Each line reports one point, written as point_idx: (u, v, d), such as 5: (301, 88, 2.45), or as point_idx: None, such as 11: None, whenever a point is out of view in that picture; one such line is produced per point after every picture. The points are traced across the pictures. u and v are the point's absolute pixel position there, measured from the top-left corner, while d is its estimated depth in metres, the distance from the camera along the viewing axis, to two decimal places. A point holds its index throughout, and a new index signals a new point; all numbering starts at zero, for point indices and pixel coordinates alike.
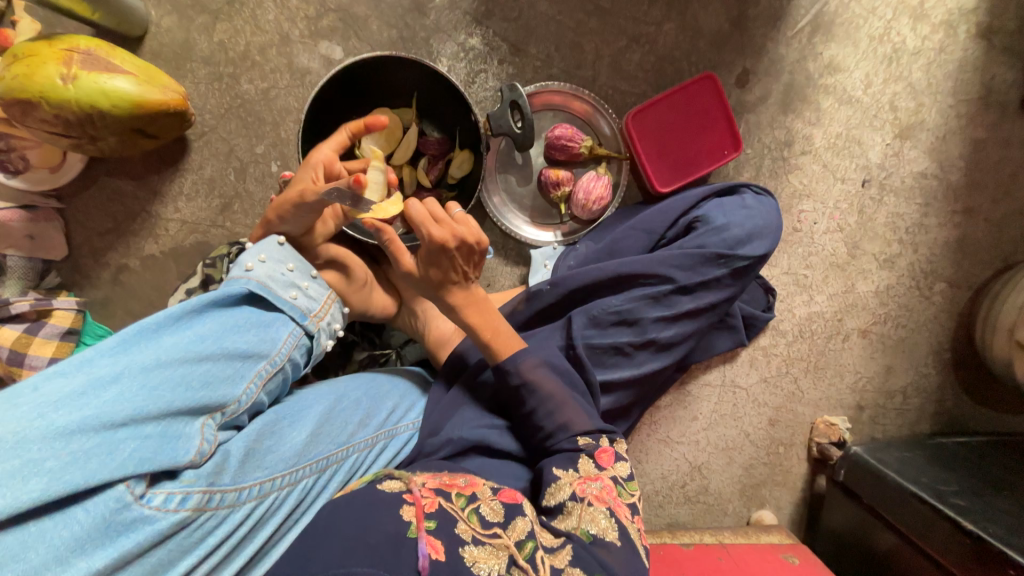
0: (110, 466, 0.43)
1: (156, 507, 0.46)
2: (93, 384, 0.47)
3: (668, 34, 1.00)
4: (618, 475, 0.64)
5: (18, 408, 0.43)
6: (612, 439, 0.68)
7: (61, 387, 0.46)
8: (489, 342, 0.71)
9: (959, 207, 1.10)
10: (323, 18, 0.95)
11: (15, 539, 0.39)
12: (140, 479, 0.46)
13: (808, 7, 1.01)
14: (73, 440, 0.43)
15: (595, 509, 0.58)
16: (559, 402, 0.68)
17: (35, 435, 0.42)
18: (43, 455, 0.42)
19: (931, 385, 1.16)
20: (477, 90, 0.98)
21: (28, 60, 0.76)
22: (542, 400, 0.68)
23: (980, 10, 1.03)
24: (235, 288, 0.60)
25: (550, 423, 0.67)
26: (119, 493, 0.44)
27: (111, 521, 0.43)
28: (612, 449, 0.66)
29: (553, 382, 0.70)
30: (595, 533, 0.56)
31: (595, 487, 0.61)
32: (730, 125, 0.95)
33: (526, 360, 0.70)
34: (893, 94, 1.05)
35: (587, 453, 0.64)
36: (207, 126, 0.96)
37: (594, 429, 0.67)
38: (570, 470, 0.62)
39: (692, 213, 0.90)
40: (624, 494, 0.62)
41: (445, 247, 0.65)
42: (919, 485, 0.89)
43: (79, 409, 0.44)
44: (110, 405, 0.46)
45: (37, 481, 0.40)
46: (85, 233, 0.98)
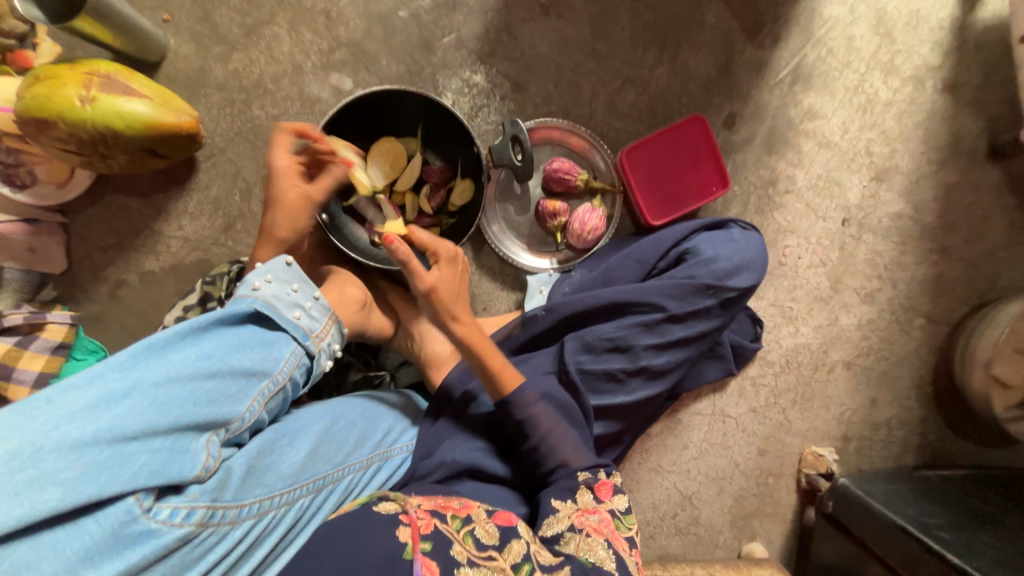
0: (120, 479, 0.46)
1: (162, 521, 0.47)
2: (105, 397, 0.48)
3: (660, 78, 1.06)
4: (616, 508, 0.64)
5: (35, 419, 0.45)
6: (608, 472, 0.70)
7: (75, 400, 0.47)
8: (499, 373, 0.74)
9: (933, 246, 1.16)
10: (336, 52, 1.00)
11: (28, 546, 0.42)
12: (149, 493, 0.47)
13: (789, 58, 1.08)
14: (87, 452, 0.45)
15: (592, 539, 0.59)
16: (558, 441, 0.70)
17: (51, 446, 0.44)
18: (58, 466, 0.44)
19: (914, 418, 1.18)
20: (480, 123, 1.03)
21: (49, 81, 0.79)
22: (542, 438, 0.70)
23: (945, 67, 1.12)
24: (241, 306, 0.61)
25: (549, 459, 0.69)
26: (128, 506, 0.46)
27: (118, 534, 0.45)
28: (610, 482, 0.67)
29: (552, 420, 0.72)
30: (593, 562, 0.56)
31: (592, 519, 0.62)
32: (718, 164, 1.01)
33: (526, 397, 0.71)
34: (869, 139, 1.12)
35: (586, 484, 0.66)
36: (216, 148, 0.99)
37: (591, 464, 0.69)
38: (569, 501, 0.64)
39: (682, 245, 0.94)
40: (622, 527, 0.62)
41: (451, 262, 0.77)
42: (905, 518, 0.90)
43: (93, 422, 0.47)
44: (122, 419, 0.48)
45: (52, 491, 0.43)
46: (86, 248, 0.99)
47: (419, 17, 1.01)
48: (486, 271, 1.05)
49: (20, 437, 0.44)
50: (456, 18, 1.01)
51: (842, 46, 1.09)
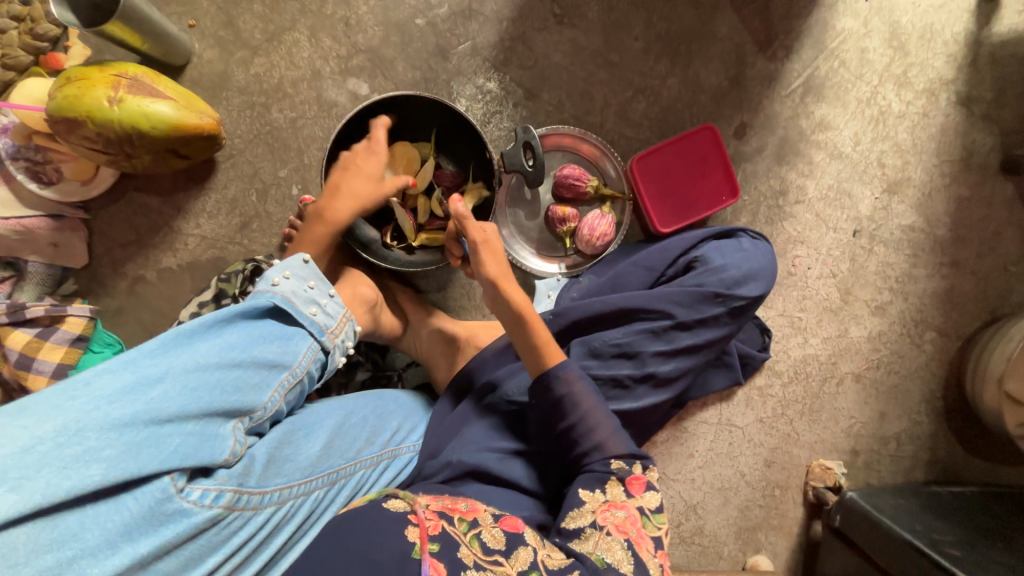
0: (158, 458, 0.47)
1: (193, 501, 0.49)
2: (142, 381, 0.50)
3: (671, 87, 1.08)
4: (647, 506, 0.63)
5: (76, 400, 0.47)
6: (645, 466, 0.67)
7: (113, 382, 0.49)
8: (547, 341, 0.73)
9: (946, 260, 1.15)
10: (353, 58, 1.02)
11: (75, 517, 0.43)
12: (182, 473, 0.49)
13: (801, 70, 1.09)
14: (126, 431, 0.47)
15: (613, 538, 0.60)
16: (598, 422, 0.67)
17: (93, 425, 0.46)
18: (101, 444, 0.46)
19: (924, 433, 1.17)
20: (492, 129, 1.05)
21: (79, 83, 0.82)
22: (582, 417, 0.67)
23: (959, 80, 1.12)
24: (262, 300, 0.63)
25: (585, 441, 0.67)
26: (164, 484, 0.47)
27: (155, 511, 0.46)
28: (644, 478, 0.65)
29: (592, 400, 0.68)
30: (608, 562, 0.58)
31: (617, 515, 0.62)
32: (728, 173, 1.01)
33: (567, 375, 0.69)
34: (881, 151, 1.12)
35: (616, 477, 0.64)
36: (235, 149, 1.02)
37: (627, 453, 0.66)
38: (597, 492, 0.63)
39: (691, 253, 0.95)
40: (647, 526, 0.62)
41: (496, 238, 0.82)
42: (913, 534, 0.89)
43: (131, 404, 0.49)
44: (157, 403, 0.50)
45: (97, 466, 0.45)
46: (107, 244, 1.02)
47: (435, 24, 1.03)
48: None
49: (65, 415, 0.46)
50: (472, 26, 1.03)
51: (854, 58, 1.09)
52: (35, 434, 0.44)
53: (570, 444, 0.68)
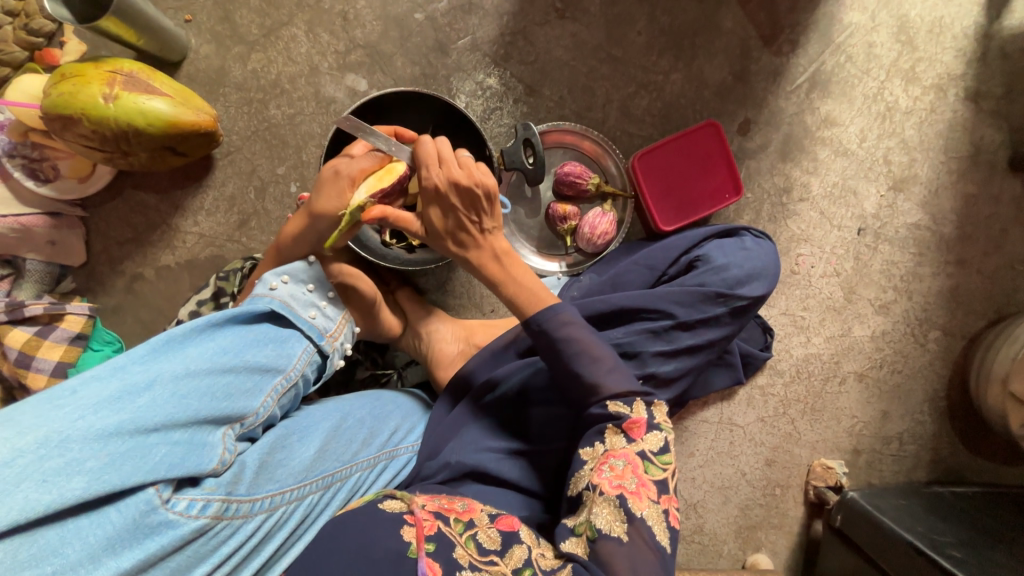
0: (143, 469, 0.46)
1: (179, 512, 0.48)
2: (128, 389, 0.50)
3: (674, 83, 1.06)
4: (647, 450, 0.63)
5: (61, 409, 0.46)
6: (648, 403, 0.67)
7: (99, 392, 0.49)
8: (510, 295, 0.73)
9: (952, 258, 1.13)
10: (352, 53, 1.01)
11: (56, 533, 0.42)
12: (168, 484, 0.48)
13: (806, 65, 1.07)
14: (110, 442, 0.46)
15: (605, 497, 0.59)
16: (596, 361, 0.67)
17: (77, 436, 0.45)
18: (84, 455, 0.45)
19: (926, 433, 1.16)
20: (492, 126, 1.04)
21: (74, 79, 0.81)
22: (578, 357, 0.68)
23: (968, 76, 1.10)
24: (259, 305, 0.64)
25: (584, 380, 0.67)
26: (148, 496, 0.46)
27: (139, 524, 0.45)
28: (643, 420, 0.64)
29: (589, 341, 0.68)
30: (601, 528, 0.58)
31: (615, 467, 0.61)
32: (731, 171, 1.00)
33: (561, 318, 0.69)
34: (887, 148, 1.10)
35: (615, 425, 0.64)
36: (233, 146, 1.01)
37: (628, 393, 0.66)
38: (597, 446, 0.64)
39: (692, 252, 0.93)
40: (650, 470, 0.62)
41: (438, 192, 0.70)
42: (915, 535, 0.88)
43: (116, 413, 0.48)
44: (144, 411, 0.49)
45: (79, 479, 0.43)
46: (104, 241, 1.01)
47: (434, 19, 1.01)
48: None
49: (48, 426, 0.45)
50: (471, 20, 1.02)
51: (861, 53, 1.07)
52: (16, 446, 0.43)
53: (571, 384, 0.68)
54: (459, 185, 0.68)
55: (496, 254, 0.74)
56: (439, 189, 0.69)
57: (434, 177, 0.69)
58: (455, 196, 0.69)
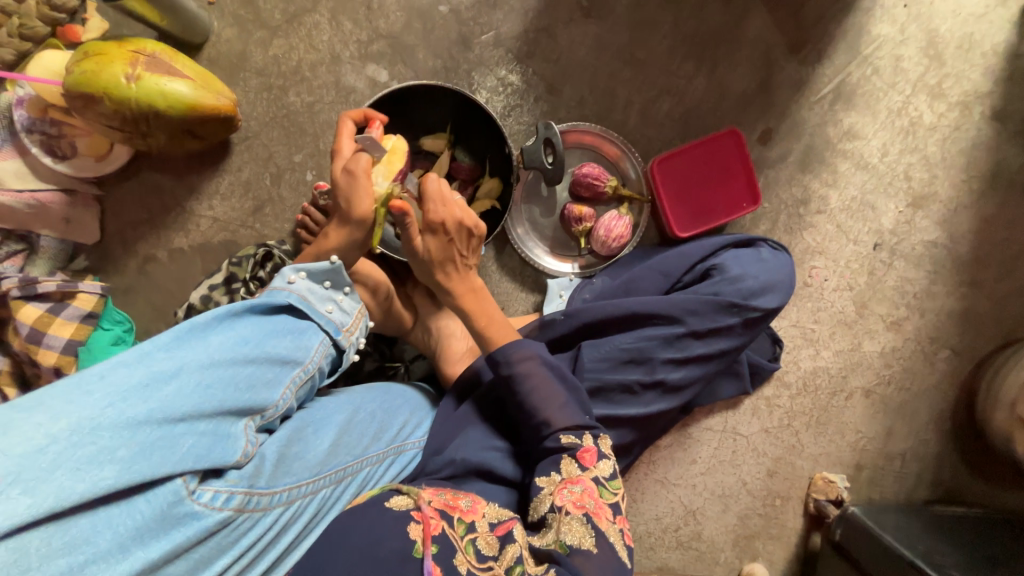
0: (171, 460, 0.47)
1: (204, 503, 0.48)
2: (155, 378, 0.50)
3: (697, 88, 1.05)
4: (600, 474, 0.64)
5: (91, 396, 0.46)
6: (596, 435, 0.67)
7: (127, 379, 0.48)
8: (483, 329, 0.75)
9: (966, 278, 1.12)
10: (374, 43, 1.00)
11: (87, 522, 0.42)
12: (194, 475, 0.48)
13: (832, 76, 1.06)
14: (139, 431, 0.46)
15: (572, 517, 0.59)
16: (547, 397, 0.67)
17: (107, 424, 0.45)
18: (114, 444, 0.45)
19: (930, 452, 1.16)
20: (512, 123, 1.03)
21: (97, 57, 0.81)
22: (530, 393, 0.68)
23: (995, 95, 1.08)
24: (277, 298, 0.64)
25: (536, 415, 0.67)
26: (176, 487, 0.47)
27: (166, 515, 0.46)
28: (595, 447, 0.66)
29: (544, 377, 0.68)
30: (572, 543, 0.57)
31: (575, 491, 0.61)
32: (750, 180, 0.99)
33: (517, 353, 0.69)
34: (908, 164, 1.09)
35: (569, 454, 0.65)
36: (251, 131, 1.00)
37: (578, 426, 0.67)
38: (553, 475, 0.63)
39: (708, 260, 0.93)
40: (605, 494, 0.63)
41: (444, 229, 0.72)
42: (915, 553, 0.88)
43: (145, 402, 0.48)
44: (171, 401, 0.49)
45: (110, 468, 0.43)
46: (119, 221, 1.01)
47: (459, 12, 1.00)
48: (507, 271, 1.05)
49: (79, 414, 0.45)
50: (496, 15, 1.01)
51: (888, 66, 1.06)
52: (49, 433, 0.43)
53: (524, 418, 0.69)
54: (463, 225, 0.73)
55: (472, 288, 0.77)
56: (446, 226, 0.72)
57: (443, 214, 0.72)
58: (457, 233, 0.74)
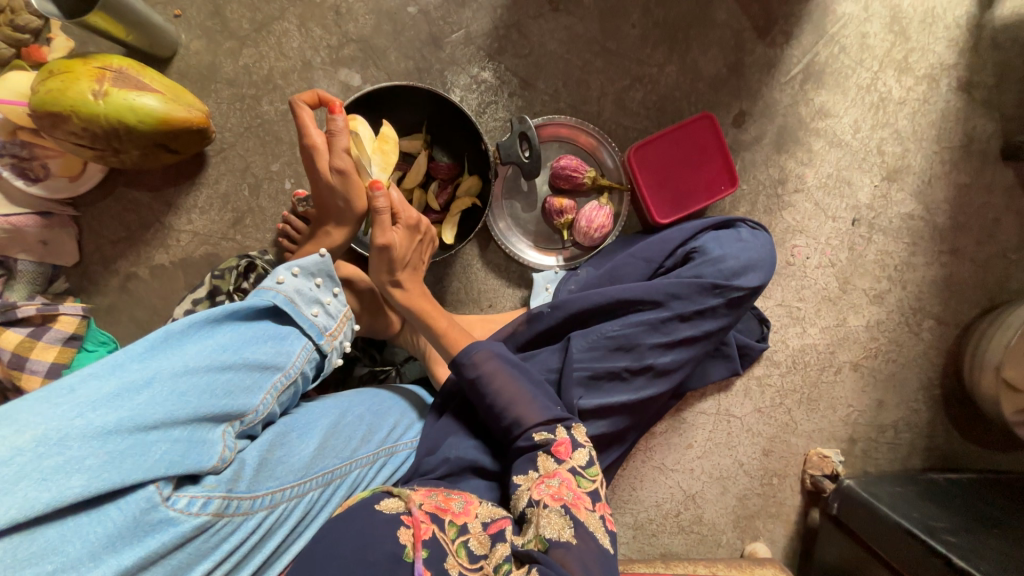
0: (143, 467, 0.46)
1: (179, 509, 0.48)
2: (126, 388, 0.49)
3: (669, 75, 1.06)
4: (576, 465, 0.64)
5: (59, 407, 0.46)
6: (568, 426, 0.68)
7: (98, 389, 0.48)
8: (444, 330, 0.77)
9: (945, 247, 1.14)
10: (344, 48, 1.00)
11: (55, 531, 0.42)
12: (168, 481, 0.48)
13: (800, 56, 1.07)
14: (109, 440, 0.46)
15: (550, 509, 0.58)
16: (514, 396, 0.68)
17: (75, 433, 0.45)
18: (83, 453, 0.44)
19: (922, 421, 1.17)
20: (487, 120, 1.03)
21: (63, 76, 0.80)
22: (497, 394, 0.69)
23: (960, 66, 1.10)
24: (263, 299, 0.63)
25: (505, 416, 0.68)
26: (148, 493, 0.46)
27: (140, 521, 0.45)
28: (568, 440, 0.65)
29: (505, 376, 0.70)
30: (552, 537, 0.56)
31: (552, 484, 0.61)
32: (726, 163, 1.00)
33: (473, 357, 0.70)
34: (881, 139, 1.10)
35: (543, 451, 0.65)
36: (226, 143, 1.00)
37: (548, 420, 0.67)
38: (530, 472, 0.63)
39: (689, 244, 0.94)
40: (583, 483, 0.62)
41: (417, 228, 0.78)
42: (911, 521, 0.89)
43: (114, 411, 0.47)
44: (142, 409, 0.49)
45: (78, 478, 0.43)
46: (97, 241, 1.00)
47: (427, 13, 1.00)
48: (492, 267, 1.05)
49: (45, 425, 0.44)
50: (465, 14, 1.01)
51: (855, 44, 1.08)
52: (14, 444, 0.42)
53: (496, 421, 0.69)
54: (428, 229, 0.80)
55: (424, 292, 0.80)
56: (419, 226, 0.78)
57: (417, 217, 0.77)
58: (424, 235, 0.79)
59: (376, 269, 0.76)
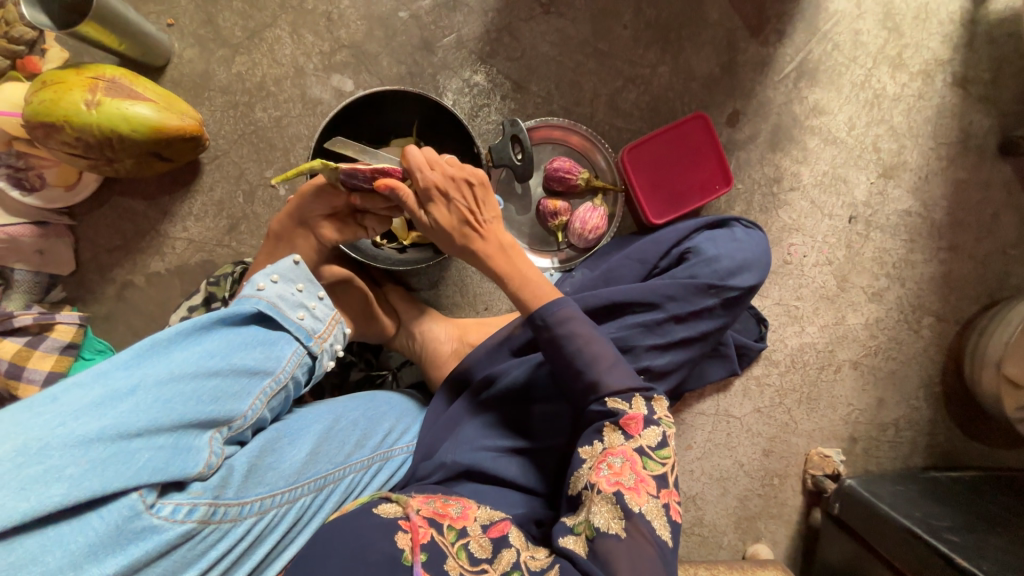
0: (125, 475, 0.47)
1: (164, 517, 0.48)
2: (110, 396, 0.50)
3: (662, 76, 1.06)
4: (645, 445, 0.63)
5: (41, 416, 0.47)
6: (648, 399, 0.67)
7: (81, 398, 0.49)
8: (517, 292, 0.70)
9: (943, 244, 1.13)
10: (337, 54, 1.00)
11: (35, 541, 0.43)
12: (152, 489, 0.48)
13: (793, 54, 1.07)
14: (92, 448, 0.47)
15: (603, 495, 0.59)
16: (597, 356, 0.67)
17: (57, 443, 0.46)
18: (64, 462, 0.45)
19: (923, 419, 1.16)
20: (480, 123, 1.03)
21: (56, 86, 0.81)
22: (579, 353, 0.67)
23: (955, 61, 1.10)
24: (246, 306, 0.63)
25: (585, 376, 0.67)
26: (131, 501, 0.46)
27: (122, 530, 0.46)
28: (640, 416, 0.64)
29: (590, 336, 0.68)
30: (600, 526, 0.58)
31: (614, 464, 0.61)
32: (721, 162, 1.00)
33: (563, 312, 0.68)
34: (876, 135, 1.10)
35: (613, 422, 0.64)
36: (220, 150, 1.00)
37: (626, 390, 0.66)
38: (596, 444, 0.64)
39: (683, 244, 0.93)
40: (649, 465, 0.62)
41: (434, 191, 0.70)
42: (913, 520, 0.89)
43: (97, 420, 0.48)
44: (125, 417, 0.49)
45: (58, 486, 0.44)
46: (93, 249, 1.01)
47: (419, 17, 1.01)
48: None
49: (26, 435, 0.45)
50: (456, 18, 1.01)
51: (848, 41, 1.07)
52: None
53: (572, 381, 0.68)
54: (456, 179, 0.70)
55: (503, 246, 0.73)
56: (438, 189, 0.70)
57: (431, 179, 0.69)
58: (451, 193, 0.70)
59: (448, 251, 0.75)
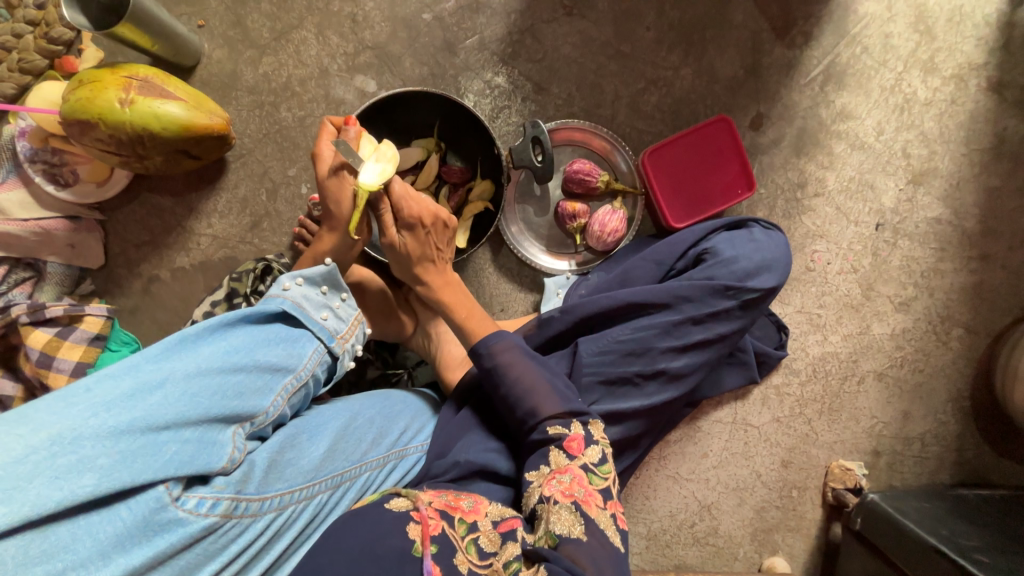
0: (154, 466, 0.47)
1: (189, 509, 0.49)
2: (140, 388, 0.51)
3: (684, 78, 1.04)
4: (589, 462, 0.62)
5: (74, 407, 0.48)
6: (585, 423, 0.66)
7: (112, 390, 0.50)
8: (464, 321, 0.77)
9: (974, 253, 1.10)
10: (361, 55, 1.02)
11: (67, 530, 0.43)
12: (178, 481, 0.49)
13: (820, 57, 1.05)
14: (122, 440, 0.47)
15: (560, 506, 0.57)
16: (533, 386, 0.67)
17: (89, 433, 0.46)
18: (96, 452, 0.46)
19: (950, 434, 1.13)
20: (501, 124, 1.03)
21: (92, 85, 0.83)
22: (514, 383, 0.68)
23: (990, 65, 1.06)
24: (271, 305, 0.64)
25: (521, 407, 0.67)
26: (158, 493, 0.47)
27: (150, 521, 0.46)
28: (582, 435, 0.64)
29: (524, 365, 0.68)
30: (561, 533, 0.55)
31: (564, 480, 0.60)
32: (744, 166, 0.98)
33: (498, 344, 0.69)
34: (906, 141, 1.07)
35: (556, 446, 0.64)
36: (245, 149, 1.02)
37: (563, 415, 0.66)
38: (542, 468, 0.63)
39: (701, 245, 0.92)
40: (594, 480, 0.61)
41: (419, 223, 0.76)
42: (939, 539, 0.86)
43: (128, 412, 0.49)
44: (154, 410, 0.50)
45: (90, 476, 0.44)
46: (121, 244, 1.03)
47: (442, 19, 1.01)
48: (503, 271, 1.05)
49: (61, 424, 0.46)
50: (479, 19, 1.02)
51: (878, 44, 1.05)
52: (30, 443, 0.44)
53: (510, 411, 0.68)
54: (437, 218, 0.77)
55: (448, 282, 0.80)
56: (420, 221, 0.76)
57: (417, 210, 0.75)
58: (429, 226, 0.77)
59: (398, 271, 0.80)
